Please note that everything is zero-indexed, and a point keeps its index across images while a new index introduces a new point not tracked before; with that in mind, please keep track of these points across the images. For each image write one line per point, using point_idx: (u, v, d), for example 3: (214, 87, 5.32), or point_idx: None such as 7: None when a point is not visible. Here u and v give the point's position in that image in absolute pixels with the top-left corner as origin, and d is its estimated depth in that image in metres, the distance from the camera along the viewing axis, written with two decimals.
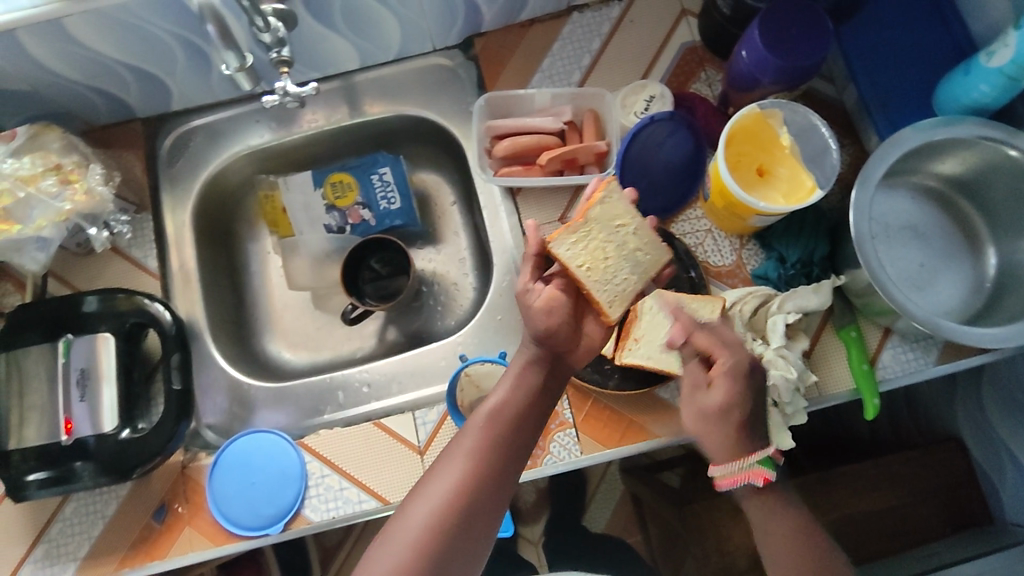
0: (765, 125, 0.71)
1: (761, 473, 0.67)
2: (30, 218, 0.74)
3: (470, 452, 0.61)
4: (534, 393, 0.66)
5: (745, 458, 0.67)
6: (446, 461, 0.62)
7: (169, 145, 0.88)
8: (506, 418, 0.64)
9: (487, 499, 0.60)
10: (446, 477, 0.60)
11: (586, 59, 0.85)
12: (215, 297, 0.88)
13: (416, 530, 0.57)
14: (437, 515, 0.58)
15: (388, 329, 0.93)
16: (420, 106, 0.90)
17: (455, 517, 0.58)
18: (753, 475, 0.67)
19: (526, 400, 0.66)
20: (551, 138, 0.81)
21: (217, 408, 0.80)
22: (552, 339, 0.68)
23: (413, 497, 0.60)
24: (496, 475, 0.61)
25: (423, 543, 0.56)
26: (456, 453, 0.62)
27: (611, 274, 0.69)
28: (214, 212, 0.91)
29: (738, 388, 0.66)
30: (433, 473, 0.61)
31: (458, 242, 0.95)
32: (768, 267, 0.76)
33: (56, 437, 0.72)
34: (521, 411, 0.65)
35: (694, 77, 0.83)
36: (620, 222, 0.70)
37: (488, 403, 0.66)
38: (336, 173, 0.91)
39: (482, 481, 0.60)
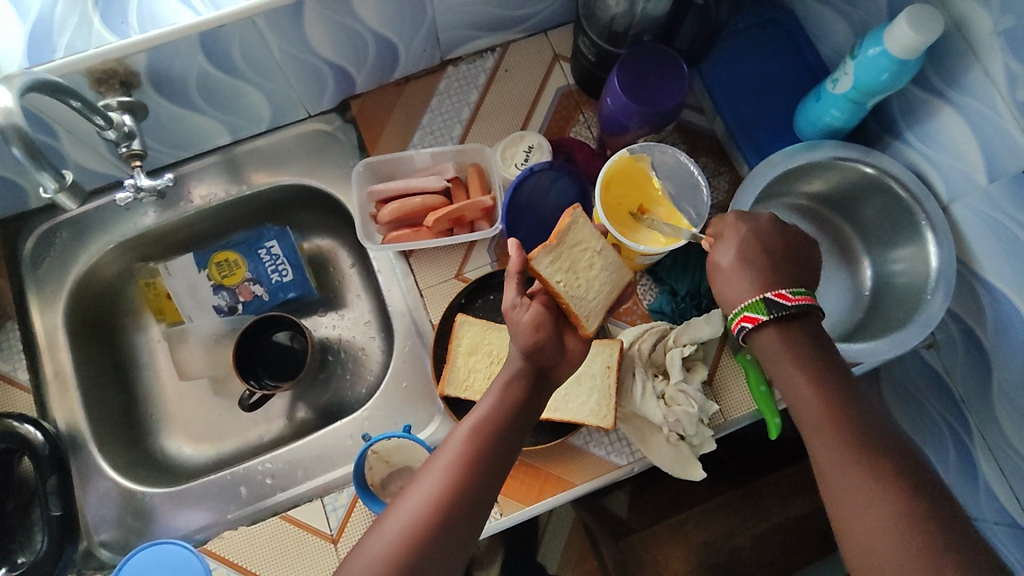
0: (636, 167, 0.72)
1: (751, 318, 0.57)
2: None
3: (449, 462, 0.56)
4: (524, 403, 0.60)
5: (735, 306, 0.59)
6: (422, 473, 0.56)
7: (32, 246, 0.82)
8: (490, 429, 0.58)
9: (468, 513, 0.54)
10: (424, 488, 0.54)
11: (465, 112, 0.85)
12: (101, 401, 0.82)
13: (390, 542, 0.51)
14: (413, 528, 0.52)
15: (297, 407, 0.89)
16: (303, 173, 0.87)
17: (429, 533, 0.52)
18: (739, 321, 0.58)
19: (516, 411, 0.60)
20: (436, 197, 0.80)
21: (109, 520, 0.75)
22: (540, 353, 0.62)
23: (386, 512, 0.54)
24: (477, 490, 0.55)
25: (396, 558, 0.50)
26: (436, 464, 0.56)
27: (584, 292, 0.65)
28: (94, 308, 0.86)
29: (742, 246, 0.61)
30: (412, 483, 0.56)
31: (361, 305, 0.93)
32: (662, 301, 0.77)
33: None
34: (508, 423, 0.59)
35: (572, 121, 0.85)
36: (588, 246, 0.66)
37: (473, 413, 0.60)
38: (220, 252, 0.87)
39: (462, 493, 0.54)
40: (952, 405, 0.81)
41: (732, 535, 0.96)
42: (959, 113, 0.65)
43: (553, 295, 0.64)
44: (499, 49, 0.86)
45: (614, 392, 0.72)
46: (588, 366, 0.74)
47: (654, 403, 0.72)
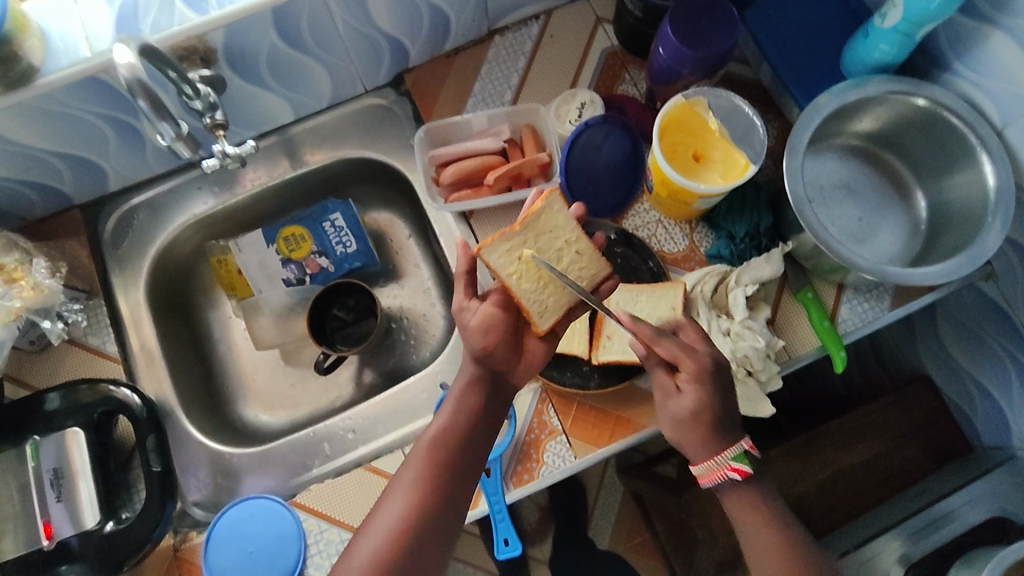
0: (693, 112, 0.74)
1: (738, 468, 0.65)
2: None
3: (409, 485, 0.62)
4: (481, 412, 0.66)
5: (718, 455, 0.65)
6: (387, 498, 0.62)
7: (112, 227, 0.86)
8: (449, 442, 0.64)
9: (434, 526, 0.61)
10: (390, 512, 0.61)
11: (514, 78, 0.88)
12: (183, 372, 0.86)
13: (363, 566, 0.58)
14: (383, 550, 0.59)
15: (365, 372, 0.92)
16: (362, 147, 0.91)
17: (396, 556, 0.59)
18: (728, 470, 0.65)
19: (472, 420, 0.65)
20: (494, 157, 0.83)
21: (202, 483, 0.79)
22: (491, 359, 0.67)
23: (355, 542, 0.61)
24: (438, 504, 0.62)
25: None
26: (399, 486, 0.63)
27: (542, 284, 0.67)
28: (170, 286, 0.90)
29: (707, 392, 0.64)
30: (379, 508, 0.62)
31: (420, 273, 0.96)
32: (720, 246, 0.79)
33: (34, 544, 0.67)
34: (465, 435, 0.65)
35: (619, 79, 0.87)
36: (557, 235, 0.69)
37: (431, 428, 0.65)
38: (288, 226, 0.91)
39: (423, 514, 0.61)
40: (1015, 336, 0.81)
41: (796, 483, 0.92)
42: (1010, 37, 0.66)
43: (505, 286, 0.68)
44: (544, 16, 0.89)
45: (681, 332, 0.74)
46: (654, 310, 0.75)
47: (720, 340, 0.73)
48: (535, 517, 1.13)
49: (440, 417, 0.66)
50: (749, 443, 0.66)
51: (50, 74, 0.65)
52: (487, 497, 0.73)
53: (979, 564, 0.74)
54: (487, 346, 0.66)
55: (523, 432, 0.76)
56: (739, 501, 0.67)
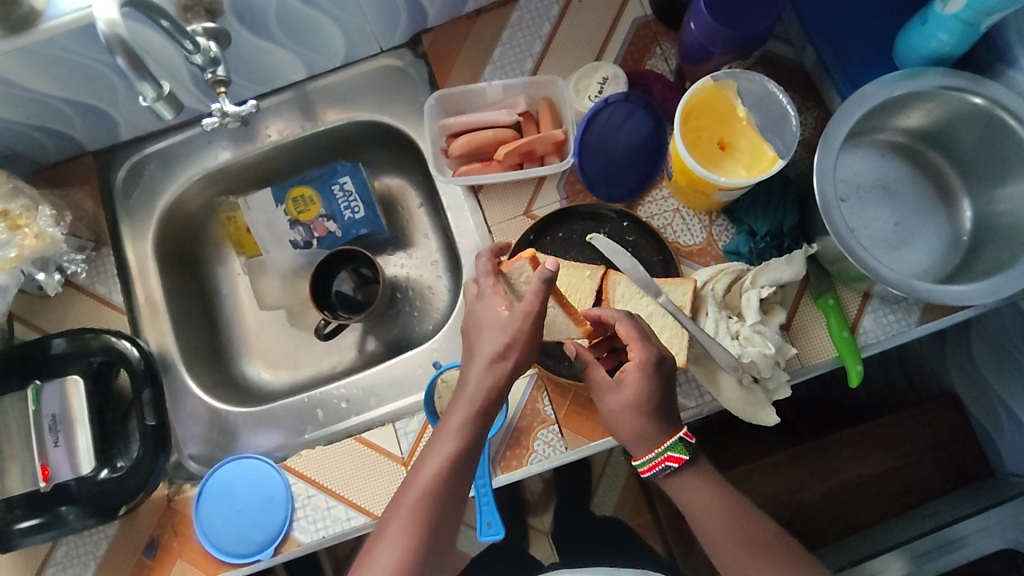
0: (720, 96, 0.69)
1: (676, 458, 0.61)
2: None
3: (401, 546, 0.53)
4: (473, 453, 0.57)
5: (656, 446, 0.61)
6: (371, 563, 0.53)
7: (123, 177, 0.86)
8: (457, 460, 0.56)
9: (437, 557, 0.54)
10: (393, 546, 0.53)
11: (537, 45, 0.83)
12: (187, 326, 0.87)
13: None
14: None
15: (368, 340, 0.92)
16: (375, 109, 0.88)
17: None
18: (665, 460, 0.61)
19: (464, 463, 0.56)
20: (507, 130, 0.79)
21: (198, 437, 0.80)
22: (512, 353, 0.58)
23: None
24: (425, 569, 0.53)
25: None
26: (401, 516, 0.54)
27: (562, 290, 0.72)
28: (178, 239, 0.90)
29: (648, 385, 0.60)
30: (379, 537, 0.54)
31: (429, 244, 0.94)
32: (739, 242, 0.74)
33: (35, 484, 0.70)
34: (457, 483, 0.55)
35: (649, 53, 0.81)
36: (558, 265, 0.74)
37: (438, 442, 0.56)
38: (296, 187, 0.90)
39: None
40: None
41: (797, 490, 0.89)
42: None
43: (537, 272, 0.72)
44: None
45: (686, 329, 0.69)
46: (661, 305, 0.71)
47: (726, 342, 0.69)
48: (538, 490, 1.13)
49: (425, 462, 0.56)
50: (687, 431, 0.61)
51: (53, 19, 0.64)
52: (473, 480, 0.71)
53: None
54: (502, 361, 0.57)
55: (515, 417, 0.74)
56: (700, 491, 0.62)
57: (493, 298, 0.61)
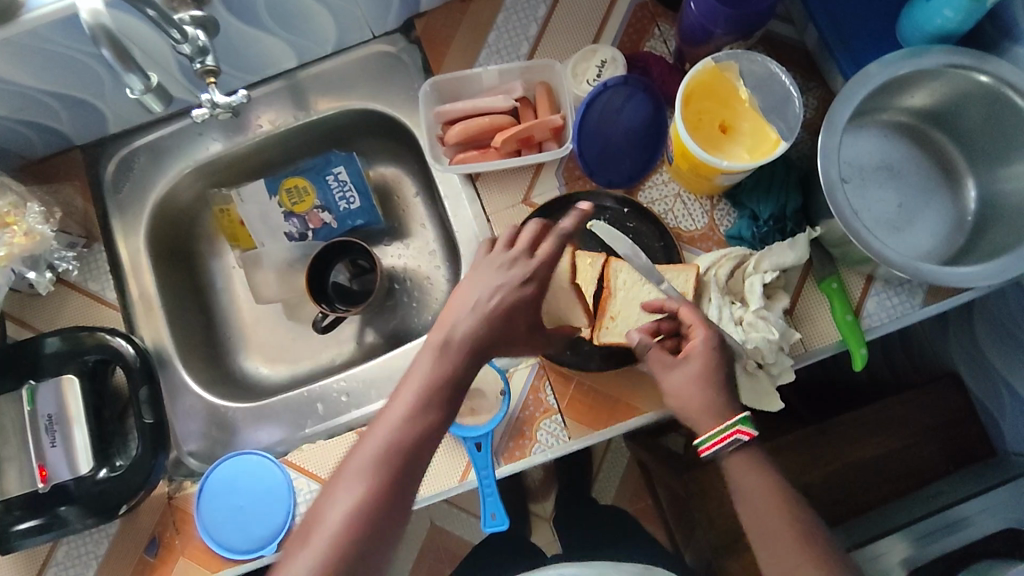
0: (721, 78, 0.68)
1: (746, 432, 0.57)
2: None
3: (349, 501, 0.50)
4: (435, 413, 0.54)
5: (724, 419, 0.58)
6: (317, 523, 0.50)
7: (113, 171, 0.85)
8: (418, 416, 0.53)
9: (389, 519, 0.51)
10: (342, 502, 0.50)
11: (533, 28, 0.81)
12: (182, 321, 0.85)
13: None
14: (328, 552, 0.48)
15: (366, 332, 0.91)
16: (369, 97, 0.86)
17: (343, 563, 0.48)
18: (735, 434, 0.57)
19: (422, 419, 0.54)
20: (504, 117, 0.78)
21: (197, 433, 0.79)
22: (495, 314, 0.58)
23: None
24: (374, 529, 0.50)
25: None
26: (354, 471, 0.51)
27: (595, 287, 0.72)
28: (171, 233, 0.89)
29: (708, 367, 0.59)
30: (328, 493, 0.52)
31: (426, 234, 0.93)
32: (741, 227, 0.73)
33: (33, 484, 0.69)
34: (414, 441, 0.53)
35: (648, 35, 0.80)
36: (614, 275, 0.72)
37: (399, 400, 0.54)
38: (289, 178, 0.88)
39: (355, 544, 0.49)
40: None
41: (800, 474, 0.88)
42: None
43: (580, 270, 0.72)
44: None
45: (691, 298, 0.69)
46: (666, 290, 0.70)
47: (731, 328, 0.68)
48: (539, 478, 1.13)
49: (383, 419, 0.54)
50: None
51: (35, 10, 0.62)
52: (477, 470, 0.71)
53: None
54: (491, 316, 0.58)
55: (518, 408, 0.73)
56: None
57: (516, 267, 0.60)
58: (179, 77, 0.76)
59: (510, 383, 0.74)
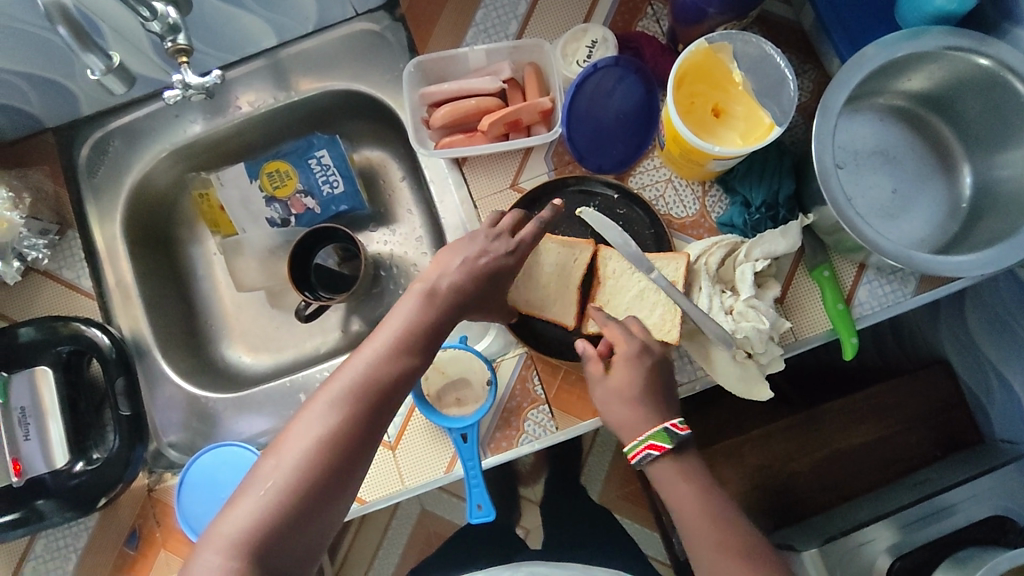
0: (716, 60, 0.66)
1: (657, 447, 0.60)
2: None
3: (309, 439, 0.50)
4: (415, 360, 0.56)
5: (638, 434, 0.61)
6: (281, 446, 0.50)
7: (87, 153, 0.82)
8: (388, 365, 0.54)
9: (346, 462, 0.50)
10: (302, 438, 0.50)
11: (521, 6, 0.78)
12: (162, 309, 0.83)
13: (253, 513, 0.47)
14: (284, 489, 0.48)
15: (351, 320, 0.89)
16: (351, 78, 0.83)
17: (296, 501, 0.48)
18: (648, 448, 0.61)
19: (390, 368, 0.54)
20: (492, 99, 0.75)
21: (178, 424, 0.77)
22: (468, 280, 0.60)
23: (235, 500, 0.48)
24: (338, 461, 0.50)
25: (260, 531, 0.47)
26: (318, 408, 0.51)
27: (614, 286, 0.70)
28: (149, 218, 0.86)
29: (636, 373, 0.63)
30: (288, 430, 0.51)
31: (412, 219, 0.91)
32: (733, 213, 0.71)
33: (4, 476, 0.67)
34: (390, 380, 0.53)
35: (641, 14, 0.77)
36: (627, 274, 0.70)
37: (370, 346, 0.55)
38: (271, 161, 0.86)
39: (320, 473, 0.49)
40: None
41: (790, 459, 0.88)
42: None
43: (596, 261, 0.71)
44: None
45: (682, 283, 0.67)
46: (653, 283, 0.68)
47: (720, 318, 0.67)
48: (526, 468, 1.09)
49: (360, 355, 0.54)
50: (675, 423, 0.61)
51: None
52: (461, 461, 0.69)
53: (970, 566, 0.71)
54: (479, 279, 0.61)
55: (505, 398, 0.72)
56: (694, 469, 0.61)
57: (498, 239, 0.64)
58: (152, 55, 0.73)
59: (496, 372, 0.72)
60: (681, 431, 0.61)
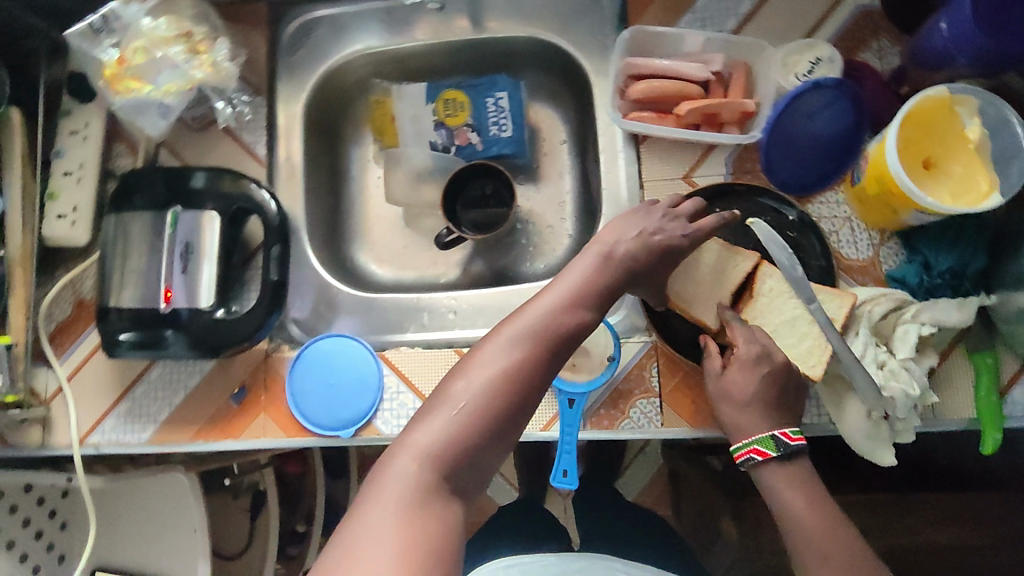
0: (949, 112, 0.64)
1: (761, 452, 0.62)
2: (158, 82, 0.73)
3: (497, 369, 0.51)
4: (590, 316, 0.57)
5: (744, 437, 0.63)
6: (469, 370, 0.51)
7: (292, 32, 0.86)
8: (569, 314, 0.55)
9: (529, 398, 0.52)
10: (490, 368, 0.51)
11: (746, 5, 0.77)
12: (314, 196, 0.87)
13: (445, 430, 0.49)
14: (475, 413, 0.49)
15: (474, 261, 0.91)
16: (552, 29, 0.84)
17: (484, 426, 0.49)
18: (750, 452, 0.62)
19: (570, 316, 0.55)
20: (694, 86, 0.74)
21: (305, 304, 0.81)
22: (642, 255, 0.61)
23: (423, 415, 0.50)
24: (520, 396, 0.51)
25: (451, 449, 0.48)
26: (504, 341, 0.52)
27: (766, 308, 0.68)
28: (326, 109, 0.90)
29: (753, 378, 0.63)
30: (473, 359, 0.52)
31: (561, 183, 0.91)
32: (908, 270, 0.69)
33: (151, 303, 0.71)
34: (569, 329, 0.54)
35: (864, 46, 0.74)
36: (783, 298, 0.67)
37: (552, 293, 0.56)
38: (451, 90, 0.89)
39: (505, 404, 0.50)
40: None
41: (869, 536, 0.86)
42: None
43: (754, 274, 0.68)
44: None
45: (842, 324, 0.65)
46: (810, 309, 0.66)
47: (870, 370, 0.64)
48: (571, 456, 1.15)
49: (540, 301, 0.55)
50: (784, 432, 0.62)
51: None
52: (561, 425, 0.70)
53: None
54: (651, 250, 0.62)
55: (619, 378, 0.71)
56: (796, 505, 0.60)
57: (674, 222, 0.64)
58: None
59: (619, 351, 0.72)
60: (791, 442, 0.61)
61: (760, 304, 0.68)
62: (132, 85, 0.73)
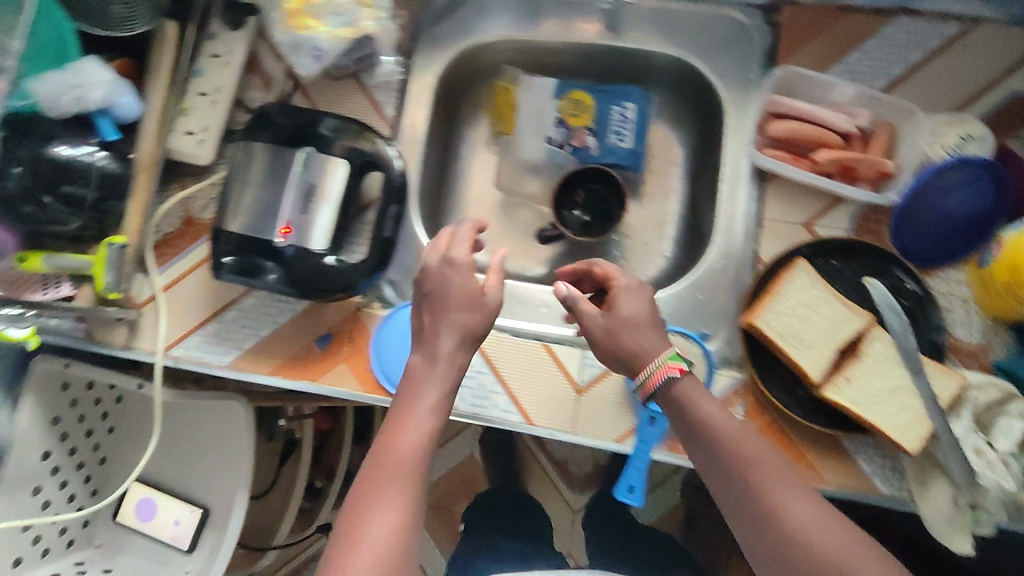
0: None
1: (677, 367, 0.59)
2: (327, 23, 0.76)
3: (429, 411, 0.59)
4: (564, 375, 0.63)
5: (656, 357, 0.60)
6: (412, 414, 0.59)
7: (440, 5, 0.87)
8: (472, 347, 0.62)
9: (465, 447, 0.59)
10: (428, 412, 0.59)
11: (897, 68, 0.76)
12: (427, 167, 0.88)
13: (404, 475, 0.56)
14: (409, 450, 0.57)
15: (564, 261, 0.91)
16: (696, 52, 0.83)
17: (416, 464, 0.56)
18: (667, 369, 0.59)
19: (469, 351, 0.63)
20: (836, 136, 0.74)
21: (402, 267, 0.83)
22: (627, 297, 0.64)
23: (391, 453, 0.57)
24: (434, 427, 0.59)
25: (406, 489, 0.55)
26: (438, 385, 0.60)
27: (870, 369, 0.68)
28: (454, 86, 0.91)
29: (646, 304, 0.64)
30: (431, 407, 0.59)
31: (665, 204, 0.91)
32: (1019, 364, 0.67)
33: (269, 235, 0.74)
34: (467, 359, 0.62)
35: (1012, 132, 0.73)
36: (890, 363, 0.67)
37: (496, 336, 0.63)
38: (580, 90, 0.88)
39: (418, 435, 0.58)
40: None
41: None
42: None
43: (864, 334, 0.69)
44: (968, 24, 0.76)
45: (947, 403, 0.64)
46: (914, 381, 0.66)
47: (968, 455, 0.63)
48: (583, 470, 1.18)
49: (450, 323, 0.62)
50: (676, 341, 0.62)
51: None
52: (637, 439, 0.71)
53: None
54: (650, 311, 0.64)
55: None
56: None
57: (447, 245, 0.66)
58: None
59: (712, 381, 0.71)
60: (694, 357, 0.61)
61: (863, 364, 0.68)
62: (307, 23, 0.76)
